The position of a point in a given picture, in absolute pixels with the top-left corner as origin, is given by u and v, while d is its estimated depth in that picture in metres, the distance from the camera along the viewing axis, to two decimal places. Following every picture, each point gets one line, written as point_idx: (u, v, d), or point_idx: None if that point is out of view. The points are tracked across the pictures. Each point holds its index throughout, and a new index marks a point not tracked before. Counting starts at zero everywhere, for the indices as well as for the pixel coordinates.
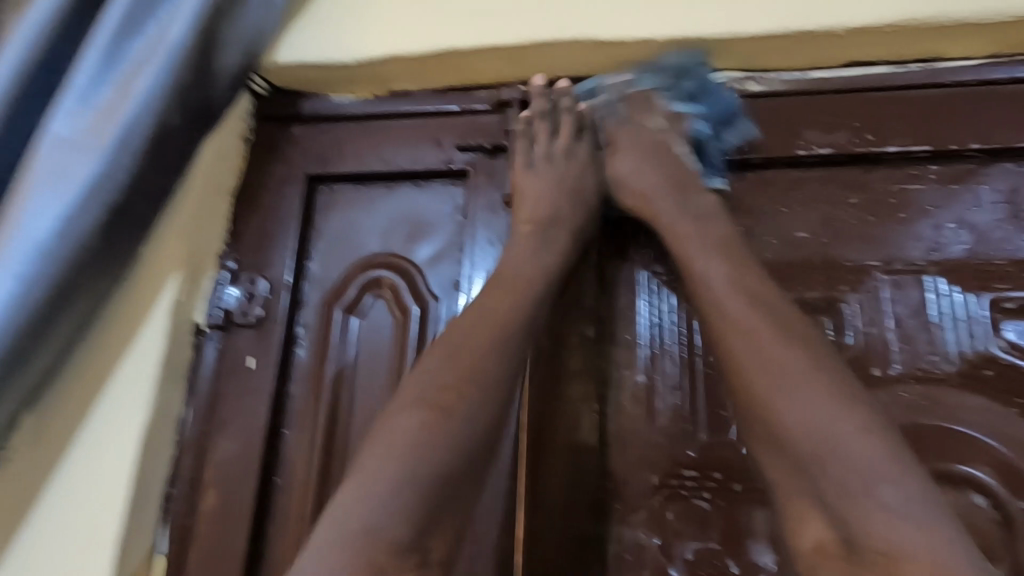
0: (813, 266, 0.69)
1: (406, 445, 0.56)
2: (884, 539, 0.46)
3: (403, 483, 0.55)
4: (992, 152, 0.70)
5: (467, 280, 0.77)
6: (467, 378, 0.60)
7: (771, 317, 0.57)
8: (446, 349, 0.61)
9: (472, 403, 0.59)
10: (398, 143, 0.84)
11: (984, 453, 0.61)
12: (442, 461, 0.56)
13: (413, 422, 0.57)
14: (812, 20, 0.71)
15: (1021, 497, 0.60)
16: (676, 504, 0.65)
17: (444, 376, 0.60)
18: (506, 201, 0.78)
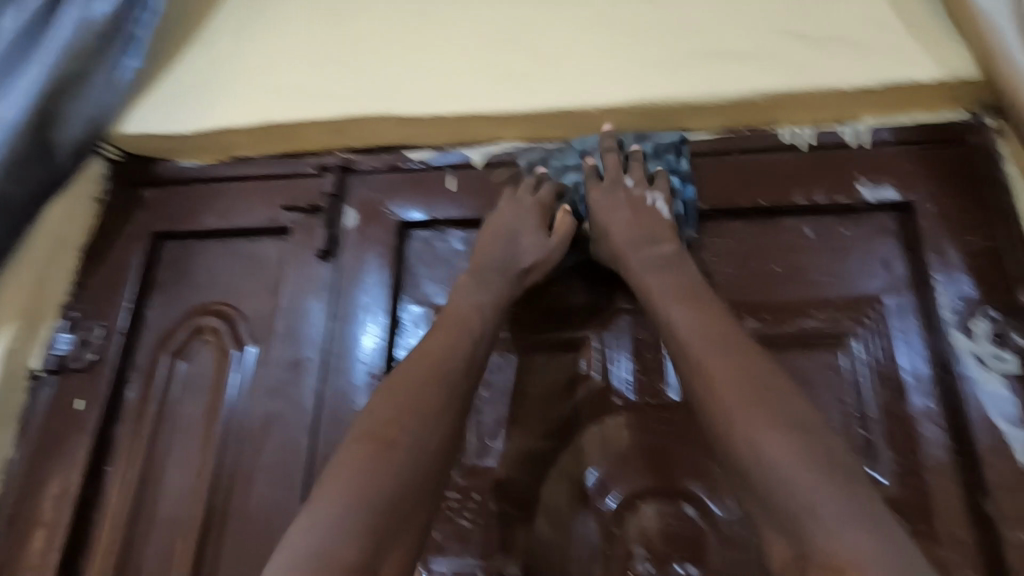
0: (570, 309, 0.80)
1: (353, 481, 0.60)
2: (840, 550, 0.50)
3: (367, 515, 0.59)
4: (718, 210, 0.81)
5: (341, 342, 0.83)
6: (412, 418, 0.65)
7: (732, 354, 0.62)
8: (407, 383, 0.67)
9: (412, 437, 0.64)
10: (232, 204, 0.93)
11: (706, 470, 0.71)
12: (400, 494, 0.61)
13: (365, 461, 0.62)
14: (568, 102, 0.85)
15: (722, 505, 0.70)
16: (442, 525, 0.73)
17: (397, 416, 0.65)
18: (321, 255, 0.87)
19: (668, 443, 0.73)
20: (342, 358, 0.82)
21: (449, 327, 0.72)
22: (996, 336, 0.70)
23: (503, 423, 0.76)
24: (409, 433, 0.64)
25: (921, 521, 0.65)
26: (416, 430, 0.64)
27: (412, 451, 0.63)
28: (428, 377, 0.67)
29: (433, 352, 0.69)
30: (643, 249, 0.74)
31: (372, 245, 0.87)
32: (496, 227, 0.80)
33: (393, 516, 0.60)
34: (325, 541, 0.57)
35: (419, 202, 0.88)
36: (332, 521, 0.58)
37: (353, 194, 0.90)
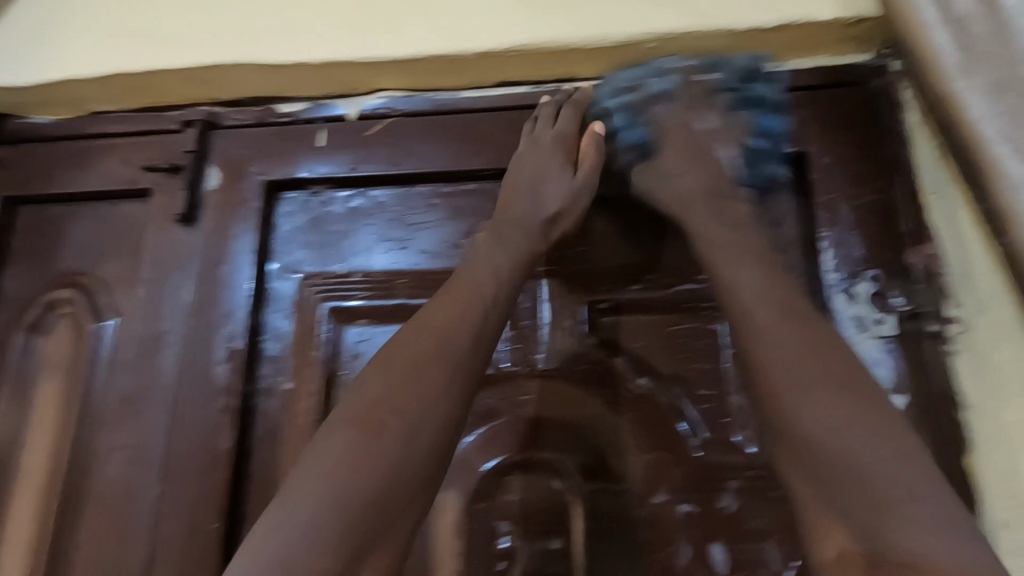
0: (446, 275, 0.75)
1: (341, 460, 0.54)
2: (926, 552, 0.45)
3: (347, 505, 0.53)
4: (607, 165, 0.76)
5: (243, 316, 0.76)
6: (404, 398, 0.57)
7: (801, 323, 0.55)
8: (406, 354, 0.59)
9: (407, 414, 0.56)
10: (89, 164, 0.85)
11: (570, 439, 0.69)
12: (384, 483, 0.54)
13: (355, 440, 0.55)
14: (445, 46, 0.77)
15: (592, 480, 0.67)
16: None
17: (390, 387, 0.57)
18: (182, 219, 0.81)
19: (539, 413, 0.70)
20: (201, 331, 0.76)
21: (465, 294, 0.62)
22: (877, 299, 0.67)
23: None
24: (399, 412, 0.56)
25: (785, 487, 0.64)
26: (417, 411, 0.57)
27: (409, 430, 0.56)
28: (426, 348, 0.59)
29: (435, 321, 0.61)
30: (718, 206, 0.64)
31: (238, 209, 0.80)
32: (528, 171, 0.70)
33: (380, 509, 0.54)
34: (299, 546, 0.51)
35: (288, 161, 0.81)
36: (310, 520, 0.52)
37: (217, 152, 0.83)
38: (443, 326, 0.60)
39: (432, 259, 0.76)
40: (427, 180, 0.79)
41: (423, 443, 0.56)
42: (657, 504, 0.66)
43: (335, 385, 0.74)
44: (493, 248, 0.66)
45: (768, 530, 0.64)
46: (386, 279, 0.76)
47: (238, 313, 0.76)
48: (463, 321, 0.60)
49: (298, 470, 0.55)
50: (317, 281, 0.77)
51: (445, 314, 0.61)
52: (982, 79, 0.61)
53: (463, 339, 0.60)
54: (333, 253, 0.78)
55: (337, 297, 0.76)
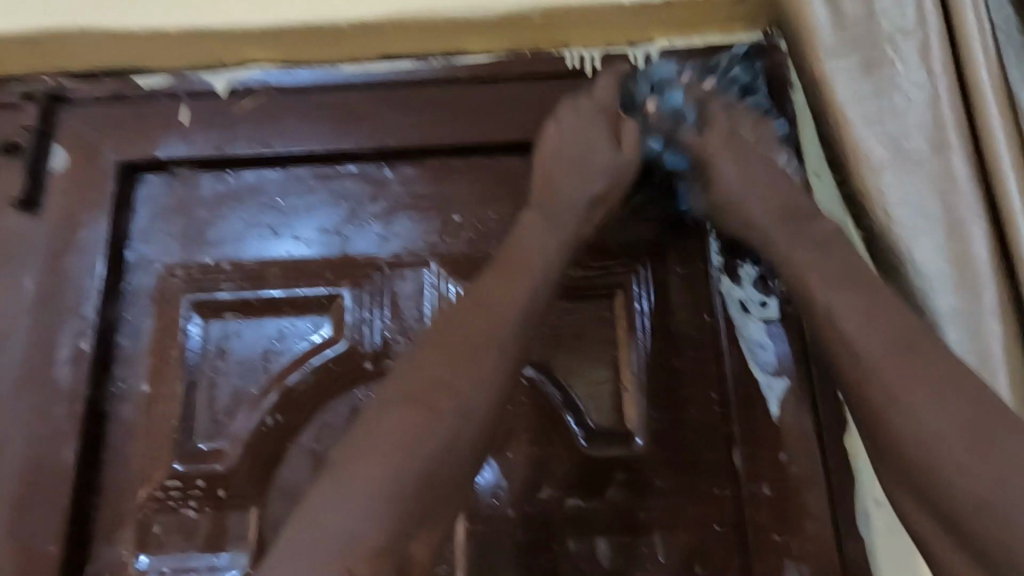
0: (322, 263, 0.70)
1: (388, 448, 0.46)
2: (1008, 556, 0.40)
3: (398, 498, 0.45)
4: (496, 145, 0.72)
5: (93, 310, 0.68)
6: (466, 379, 0.49)
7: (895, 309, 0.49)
8: (460, 331, 0.51)
9: (462, 395, 0.49)
10: None
11: None
12: (432, 474, 0.46)
13: (402, 425, 0.47)
14: (319, 14, 0.70)
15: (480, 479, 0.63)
16: (164, 516, 0.63)
17: (443, 368, 0.49)
18: (23, 203, 0.71)
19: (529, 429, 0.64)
20: (43, 330, 0.67)
21: (522, 264, 0.55)
22: (763, 283, 0.66)
23: (240, 396, 0.66)
24: (460, 394, 0.49)
25: (674, 476, 0.62)
26: (473, 394, 0.49)
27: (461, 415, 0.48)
28: (479, 327, 0.51)
29: (488, 297, 0.53)
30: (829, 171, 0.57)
31: (86, 193, 0.71)
32: (568, 145, 0.61)
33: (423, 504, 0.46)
34: (356, 529, 0.44)
35: (146, 141, 0.73)
36: (351, 521, 0.44)
37: (64, 129, 0.74)
38: (498, 304, 0.53)
39: (308, 246, 0.71)
40: (302, 162, 0.73)
41: (473, 433, 0.48)
42: (544, 500, 0.62)
43: (195, 386, 0.67)
44: (543, 229, 0.58)
45: (656, 522, 0.61)
46: (256, 269, 0.70)
47: (87, 307, 0.68)
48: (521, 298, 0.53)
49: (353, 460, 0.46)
50: (178, 271, 0.70)
51: (496, 290, 0.53)
52: (842, 47, 0.57)
53: (517, 317, 0.52)
54: (198, 242, 0.72)
55: (200, 289, 0.69)
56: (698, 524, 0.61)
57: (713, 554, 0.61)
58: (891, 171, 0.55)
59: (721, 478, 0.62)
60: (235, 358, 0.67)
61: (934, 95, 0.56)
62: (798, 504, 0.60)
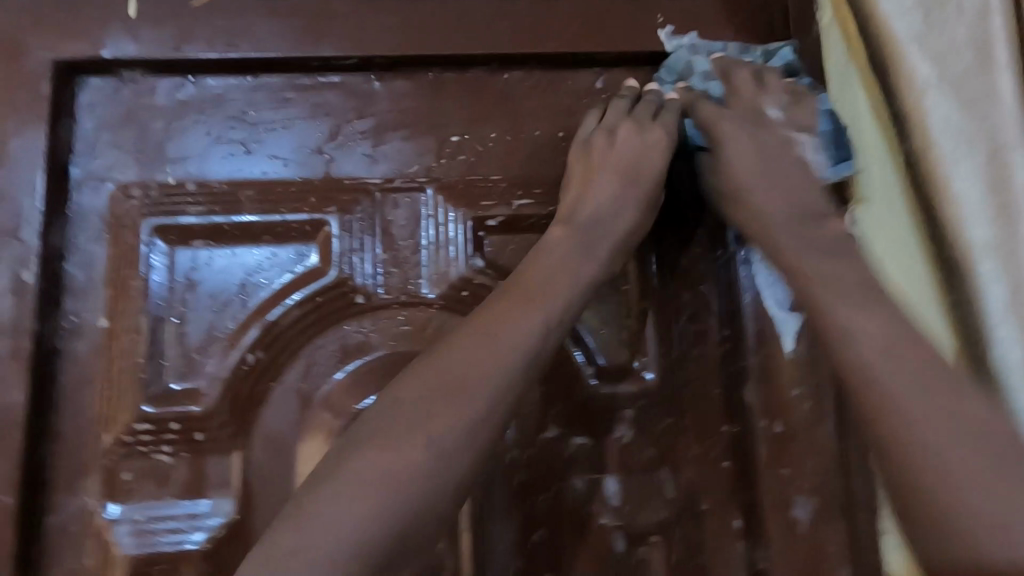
0: (303, 187, 0.62)
1: (358, 497, 0.43)
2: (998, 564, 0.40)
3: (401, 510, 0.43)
4: (497, 58, 0.65)
5: (33, 232, 0.58)
6: (452, 428, 0.45)
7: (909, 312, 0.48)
8: (454, 374, 0.47)
9: (462, 427, 0.46)
10: None
11: None
12: (407, 522, 0.43)
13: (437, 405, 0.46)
14: None
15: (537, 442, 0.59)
16: (134, 462, 0.57)
17: (427, 410, 0.46)
18: None
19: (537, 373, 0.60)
20: None
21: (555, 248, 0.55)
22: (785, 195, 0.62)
23: (214, 333, 0.59)
24: (437, 437, 0.45)
25: (684, 415, 0.61)
26: (457, 443, 0.45)
27: (438, 466, 0.44)
28: (475, 363, 0.48)
29: (507, 324, 0.50)
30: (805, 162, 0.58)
31: (8, 95, 0.60)
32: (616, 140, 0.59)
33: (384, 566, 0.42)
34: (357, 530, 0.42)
35: (85, 34, 0.62)
36: (311, 565, 0.40)
37: None
38: (501, 341, 0.49)
39: (287, 166, 0.63)
40: (275, 69, 0.64)
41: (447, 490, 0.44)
42: (549, 439, 0.59)
43: (163, 323, 0.59)
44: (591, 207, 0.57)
45: (663, 459, 0.60)
46: (227, 190, 0.62)
47: (27, 230, 0.58)
48: (523, 337, 0.49)
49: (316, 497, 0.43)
50: (135, 192, 0.61)
51: (509, 325, 0.50)
52: None
53: (523, 358, 0.49)
54: (156, 158, 0.62)
55: (163, 216, 0.61)
56: (705, 460, 0.60)
57: (718, 487, 0.60)
58: (936, 91, 0.55)
59: (730, 415, 0.61)
60: (208, 291, 0.60)
61: (994, 12, 0.54)
62: (810, 439, 0.59)
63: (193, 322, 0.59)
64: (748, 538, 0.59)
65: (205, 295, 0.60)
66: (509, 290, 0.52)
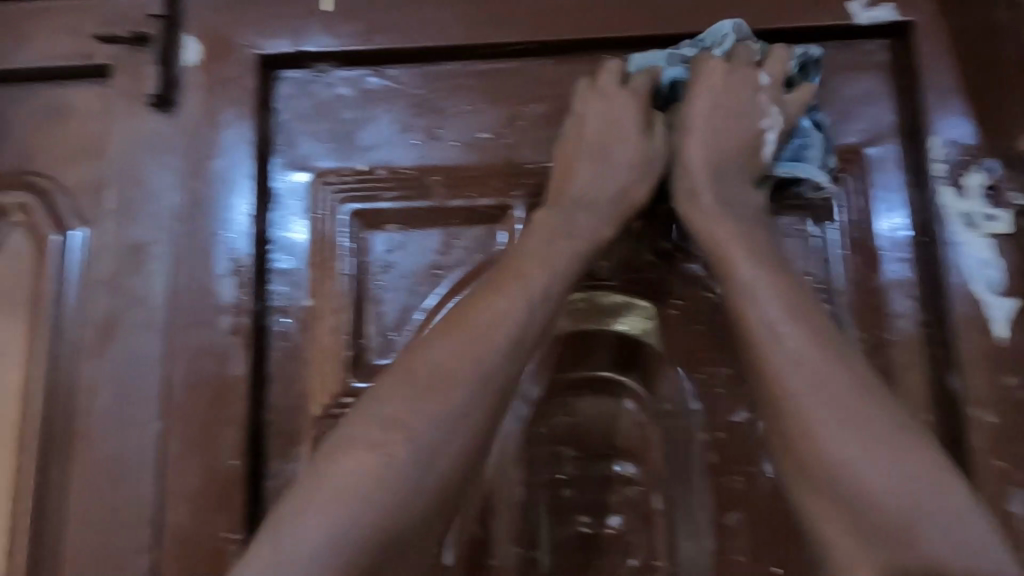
0: (488, 170, 0.64)
1: (350, 505, 0.44)
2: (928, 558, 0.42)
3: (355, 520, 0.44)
4: (676, 37, 0.64)
5: (247, 218, 0.63)
6: (425, 420, 0.47)
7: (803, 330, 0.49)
8: (428, 364, 0.49)
9: (421, 436, 0.47)
10: (31, 34, 0.68)
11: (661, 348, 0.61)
12: (390, 520, 0.45)
13: (454, 400, 0.48)
14: None
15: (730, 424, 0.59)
16: None
17: (404, 411, 0.47)
18: (156, 103, 0.65)
19: (726, 355, 0.60)
20: (196, 242, 0.63)
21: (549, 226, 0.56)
22: (962, 176, 0.60)
23: (409, 312, 0.62)
24: (412, 434, 0.47)
25: None
26: (433, 434, 0.47)
27: (423, 461, 0.46)
28: (457, 351, 0.50)
29: (470, 318, 0.51)
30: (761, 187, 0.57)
31: (221, 89, 0.65)
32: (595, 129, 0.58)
33: (394, 543, 0.45)
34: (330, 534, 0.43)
35: (283, 29, 0.65)
36: (332, 538, 0.43)
37: (191, 17, 0.66)
38: (478, 323, 0.51)
39: (469, 151, 0.64)
40: (456, 56, 0.66)
41: (427, 488, 0.46)
42: (738, 422, 0.59)
43: (363, 304, 0.62)
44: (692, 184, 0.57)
45: None
46: (416, 175, 0.64)
47: (240, 216, 0.63)
48: (508, 320, 0.51)
49: (348, 489, 0.45)
50: (332, 178, 0.65)
51: (481, 317, 0.51)
52: None
53: (502, 340, 0.50)
54: (348, 146, 0.65)
55: (359, 202, 0.64)
56: None
57: None
58: None
59: (932, 402, 0.58)
60: (402, 273, 0.63)
61: None
62: None
63: (389, 302, 0.62)
64: None
65: (399, 276, 0.63)
66: (477, 301, 0.52)
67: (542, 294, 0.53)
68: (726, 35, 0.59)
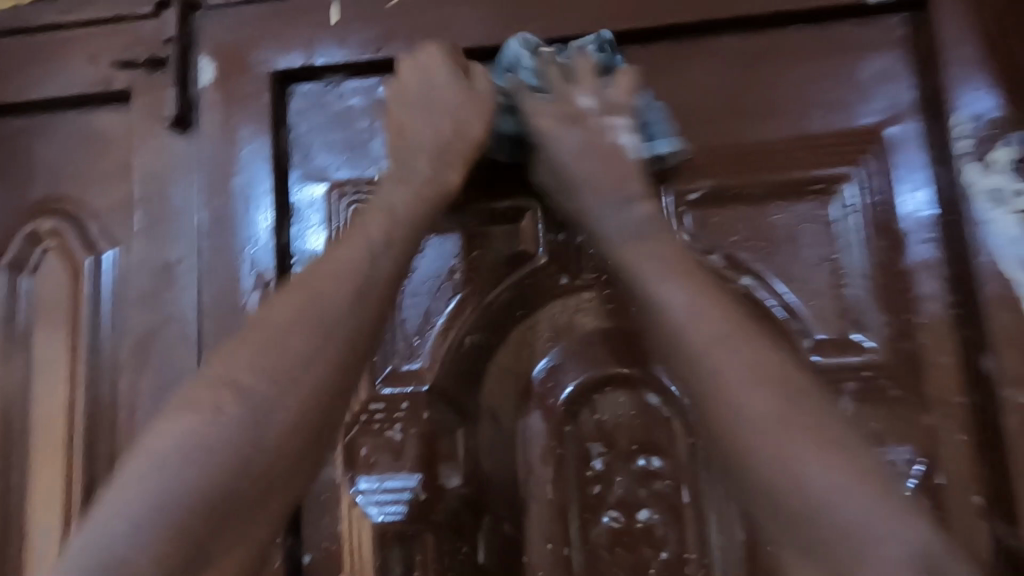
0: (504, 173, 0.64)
1: (172, 460, 0.42)
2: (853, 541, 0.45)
3: (165, 485, 0.41)
4: (687, 27, 0.63)
5: (267, 232, 0.64)
6: (263, 377, 0.45)
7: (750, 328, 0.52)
8: (308, 314, 0.48)
9: (250, 394, 0.44)
10: (52, 63, 0.70)
11: None
12: (241, 480, 0.43)
13: (262, 361, 0.46)
14: None
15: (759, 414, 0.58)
16: (369, 439, 0.62)
17: (240, 369, 0.45)
18: (175, 124, 0.66)
19: None
20: (221, 258, 0.65)
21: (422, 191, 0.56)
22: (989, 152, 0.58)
23: (431, 316, 0.63)
24: (242, 390, 0.45)
25: (906, 386, 0.58)
26: (270, 392, 0.45)
27: (246, 420, 0.44)
28: (290, 307, 0.48)
29: (324, 274, 0.50)
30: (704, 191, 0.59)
31: (239, 108, 0.66)
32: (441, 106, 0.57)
33: (229, 514, 0.42)
34: (188, 491, 0.41)
35: (295, 45, 0.66)
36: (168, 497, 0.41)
37: (206, 38, 0.67)
38: (318, 282, 0.49)
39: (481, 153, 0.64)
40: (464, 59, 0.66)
41: (270, 451, 0.44)
42: None
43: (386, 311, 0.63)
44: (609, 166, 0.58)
45: (891, 431, 0.57)
46: None
47: (260, 232, 0.64)
48: (350, 272, 0.50)
49: (128, 471, 0.42)
50: (349, 189, 0.65)
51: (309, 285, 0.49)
52: None
53: (342, 292, 0.49)
54: (362, 155, 0.66)
55: None
56: (937, 431, 0.57)
57: (957, 463, 0.56)
58: None
59: (964, 384, 0.57)
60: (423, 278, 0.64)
61: None
62: None
63: (410, 308, 0.64)
64: (992, 516, 0.55)
65: (419, 282, 0.64)
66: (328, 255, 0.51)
67: (385, 240, 0.52)
68: (519, 54, 0.61)
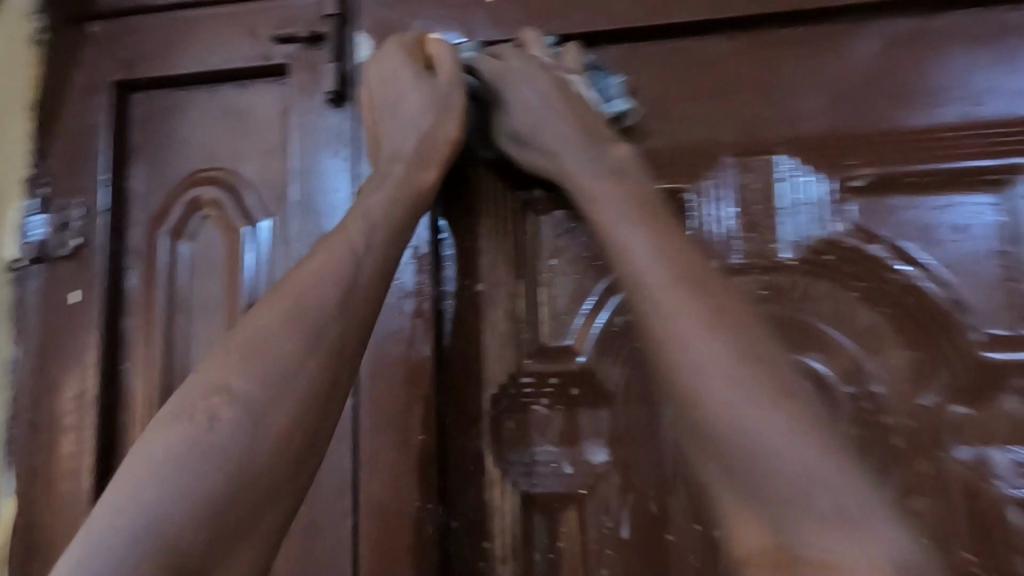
0: (658, 154, 0.63)
1: (157, 466, 0.45)
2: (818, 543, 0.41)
3: (156, 489, 0.44)
4: (855, 9, 0.62)
5: None
6: (255, 387, 0.48)
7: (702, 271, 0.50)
8: (255, 328, 0.51)
9: (239, 399, 0.48)
10: (211, 36, 0.72)
11: (843, 331, 0.60)
12: (233, 488, 0.46)
13: (226, 368, 0.49)
14: None
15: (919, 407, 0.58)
16: (516, 412, 0.64)
17: (226, 379, 0.48)
18: (331, 98, 0.68)
19: (913, 338, 0.58)
20: None
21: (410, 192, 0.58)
22: None
23: (581, 294, 0.64)
24: (235, 400, 0.48)
25: None
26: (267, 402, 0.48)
27: (244, 437, 0.47)
28: (276, 319, 0.51)
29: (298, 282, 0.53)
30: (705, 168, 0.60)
31: None
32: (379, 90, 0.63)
33: (223, 521, 0.45)
34: (204, 494, 0.45)
35: (451, 22, 0.67)
36: (167, 508, 0.44)
37: (364, 15, 0.69)
38: (300, 289, 0.52)
39: (635, 134, 0.64)
40: (619, 39, 0.65)
41: (259, 466, 0.47)
42: (925, 406, 0.58)
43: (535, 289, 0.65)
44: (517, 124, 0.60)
45: None
46: None
47: None
48: (323, 285, 0.53)
49: (129, 471, 0.46)
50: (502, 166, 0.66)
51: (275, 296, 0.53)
52: None
53: (322, 305, 0.52)
54: None
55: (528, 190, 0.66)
56: None
57: None
58: None
59: None
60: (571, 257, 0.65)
61: None
62: None
63: (560, 286, 0.65)
64: None
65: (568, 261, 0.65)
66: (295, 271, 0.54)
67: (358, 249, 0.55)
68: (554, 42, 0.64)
